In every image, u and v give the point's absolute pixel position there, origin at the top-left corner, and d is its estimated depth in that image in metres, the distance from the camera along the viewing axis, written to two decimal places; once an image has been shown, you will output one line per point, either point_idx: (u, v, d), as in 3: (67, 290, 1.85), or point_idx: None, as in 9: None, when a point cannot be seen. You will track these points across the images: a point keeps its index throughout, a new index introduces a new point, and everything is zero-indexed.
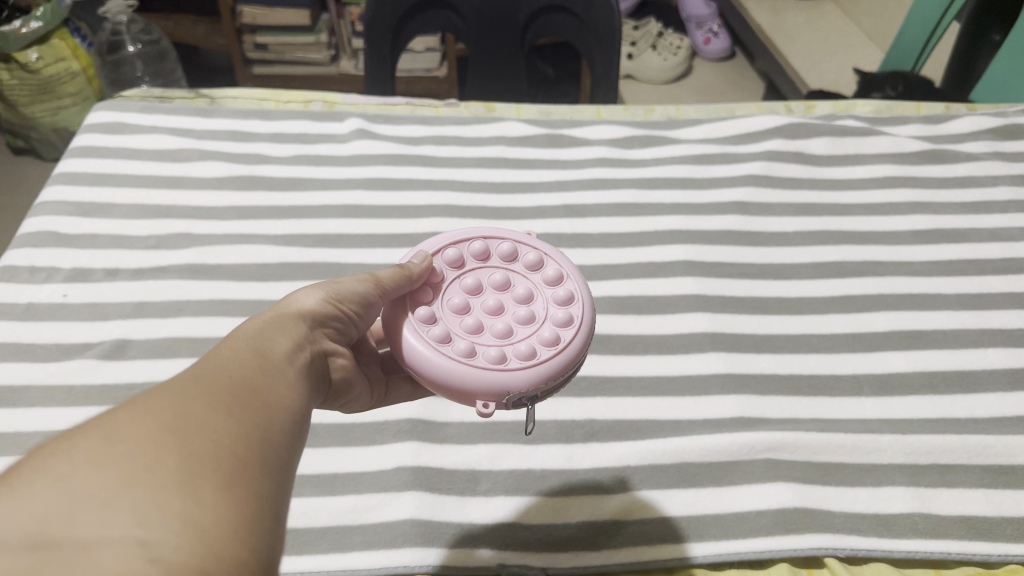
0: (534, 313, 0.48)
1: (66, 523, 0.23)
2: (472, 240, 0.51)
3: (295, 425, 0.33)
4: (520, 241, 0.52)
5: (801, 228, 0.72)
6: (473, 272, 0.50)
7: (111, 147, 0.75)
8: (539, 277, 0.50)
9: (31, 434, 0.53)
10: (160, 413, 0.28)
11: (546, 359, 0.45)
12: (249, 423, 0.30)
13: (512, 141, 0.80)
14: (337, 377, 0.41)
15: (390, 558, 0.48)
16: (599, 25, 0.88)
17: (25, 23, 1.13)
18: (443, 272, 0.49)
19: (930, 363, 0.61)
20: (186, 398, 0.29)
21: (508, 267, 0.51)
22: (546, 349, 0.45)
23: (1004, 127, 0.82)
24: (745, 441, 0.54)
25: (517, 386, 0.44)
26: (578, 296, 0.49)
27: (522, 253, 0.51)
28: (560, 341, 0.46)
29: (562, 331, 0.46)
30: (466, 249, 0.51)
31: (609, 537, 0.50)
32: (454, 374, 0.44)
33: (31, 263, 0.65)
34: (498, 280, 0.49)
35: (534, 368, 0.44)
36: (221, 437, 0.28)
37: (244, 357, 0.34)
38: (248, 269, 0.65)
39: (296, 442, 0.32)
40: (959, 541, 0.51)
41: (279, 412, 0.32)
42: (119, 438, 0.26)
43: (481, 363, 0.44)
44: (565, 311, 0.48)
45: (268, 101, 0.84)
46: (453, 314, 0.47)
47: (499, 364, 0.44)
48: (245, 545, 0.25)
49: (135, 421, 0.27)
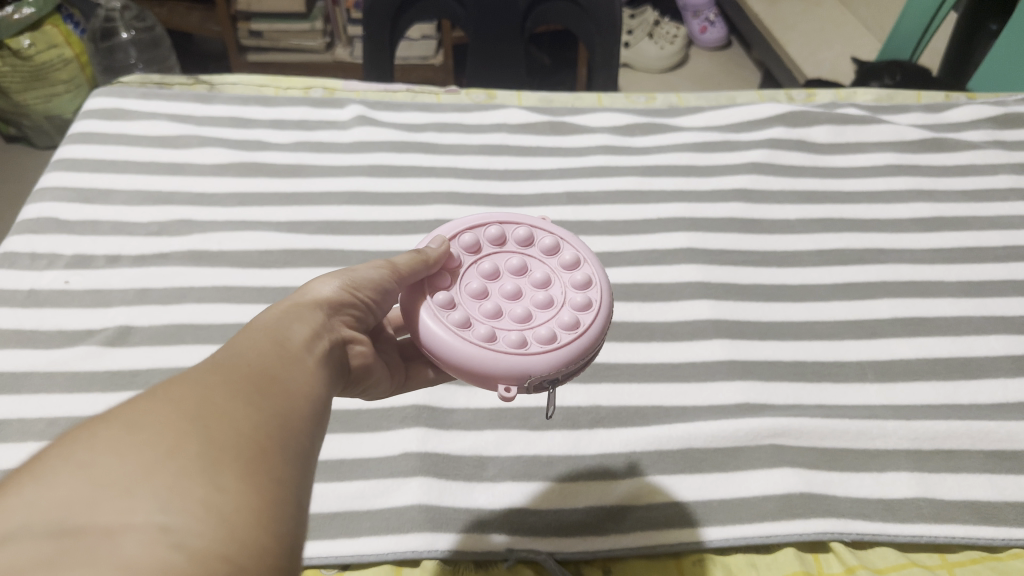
0: (552, 297, 0.48)
1: (89, 510, 0.23)
2: (489, 226, 0.51)
3: (315, 412, 0.32)
4: (536, 227, 0.52)
5: (804, 215, 0.72)
6: (489, 257, 0.50)
7: (109, 133, 0.74)
8: (556, 261, 0.50)
9: (36, 420, 0.53)
10: (180, 401, 0.27)
11: (567, 342, 0.44)
12: (268, 411, 0.30)
13: (514, 128, 0.79)
14: (356, 364, 0.41)
15: (399, 543, 0.48)
16: (600, 13, 0.87)
17: (18, 9, 1.12)
18: (460, 257, 0.49)
19: (933, 350, 0.62)
20: (206, 386, 0.29)
21: (525, 253, 0.50)
22: (566, 332, 0.45)
23: (1005, 115, 0.82)
24: (752, 427, 0.55)
25: (538, 370, 0.44)
26: (596, 280, 0.49)
27: (538, 238, 0.51)
28: (580, 325, 0.45)
29: (581, 314, 0.46)
30: (482, 235, 0.50)
31: (617, 522, 0.50)
32: (476, 359, 0.43)
33: (32, 250, 0.64)
34: (514, 264, 0.49)
35: (555, 352, 0.44)
36: (242, 424, 0.28)
37: (264, 346, 0.34)
38: (250, 256, 0.65)
39: (316, 432, 0.32)
40: (964, 525, 0.51)
41: (299, 399, 0.32)
42: (140, 426, 0.26)
43: (502, 347, 0.44)
44: (584, 295, 0.47)
45: (267, 88, 0.83)
46: (472, 299, 0.47)
47: (518, 349, 0.44)
48: (267, 530, 0.25)
49: (155, 410, 0.27)
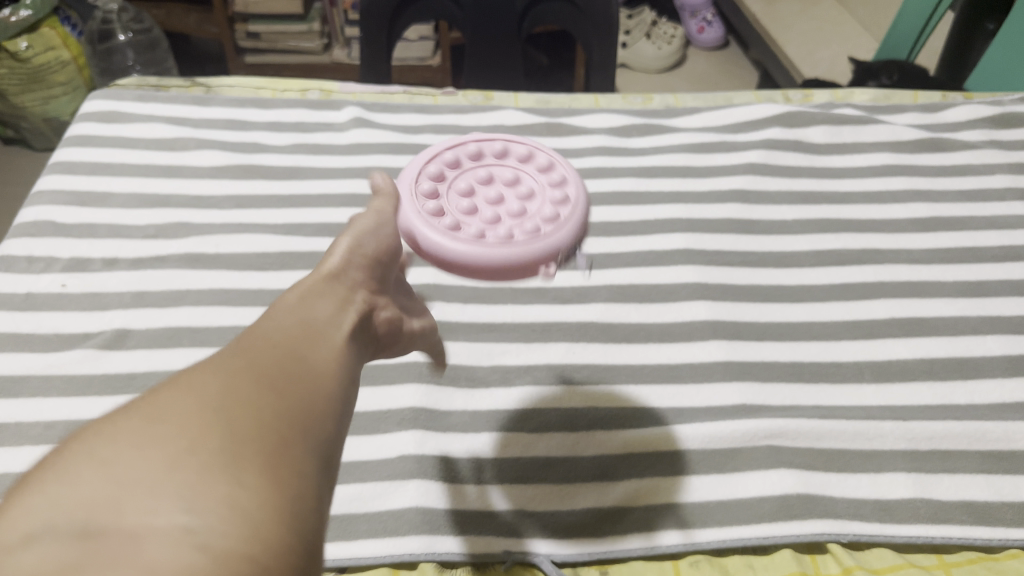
0: (531, 187, 0.48)
1: (111, 510, 0.22)
2: (440, 153, 0.49)
3: (340, 395, 0.31)
4: (480, 140, 0.51)
5: (801, 216, 0.72)
6: (457, 179, 0.48)
7: (106, 136, 0.74)
8: (514, 160, 0.50)
9: (33, 424, 0.53)
10: (202, 393, 0.27)
11: (569, 210, 0.46)
12: (291, 396, 0.29)
13: (511, 129, 0.79)
14: (383, 329, 0.41)
15: (396, 546, 0.48)
16: (597, 13, 0.86)
17: (15, 11, 1.13)
18: (431, 185, 0.47)
19: (929, 350, 0.62)
20: (227, 376, 0.28)
21: (484, 164, 0.50)
22: (560, 204, 0.46)
23: (1001, 115, 0.83)
24: (749, 428, 0.55)
25: (563, 238, 0.44)
26: (555, 163, 0.50)
27: (487, 148, 0.51)
28: (565, 196, 0.47)
29: (561, 189, 0.48)
30: (438, 163, 0.49)
31: (614, 523, 0.51)
32: (511, 255, 0.43)
33: (29, 253, 0.64)
34: (482, 174, 0.49)
35: (566, 220, 0.45)
36: (264, 414, 0.27)
37: (287, 328, 0.33)
38: (247, 258, 0.65)
39: (341, 416, 0.31)
40: (960, 526, 0.51)
41: (322, 381, 0.31)
42: (161, 421, 0.25)
43: (522, 235, 0.44)
44: (552, 176, 0.49)
45: (264, 90, 0.83)
46: (466, 213, 0.46)
47: (532, 236, 0.44)
48: (291, 528, 0.24)
49: (176, 402, 0.26)
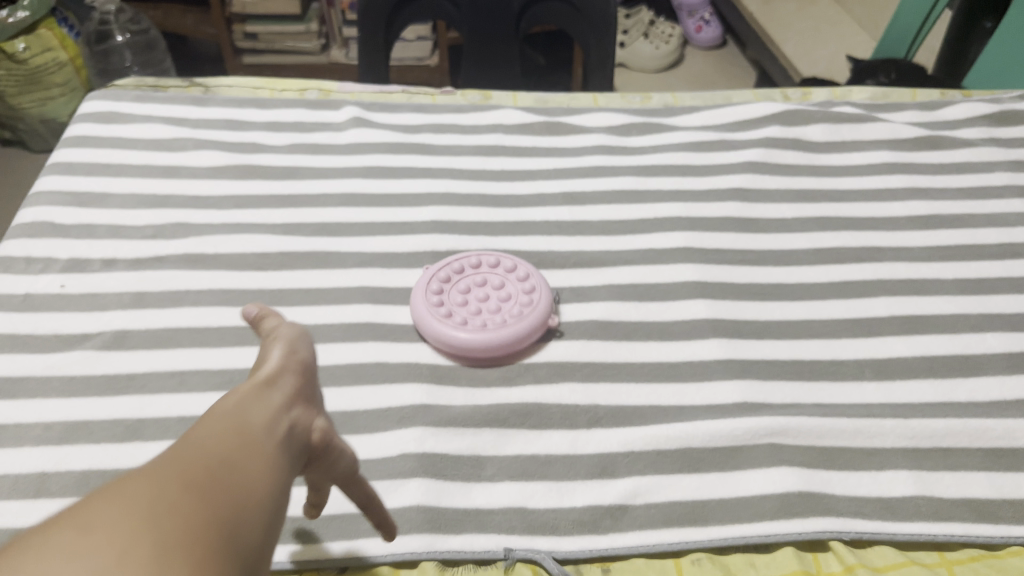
0: (499, 275, 0.64)
1: None
2: (422, 291, 0.62)
3: (277, 502, 0.29)
4: (435, 268, 0.63)
5: (800, 214, 0.72)
6: (448, 303, 0.61)
7: (105, 136, 0.74)
8: (473, 267, 0.64)
9: (32, 425, 0.53)
10: (133, 502, 0.24)
11: (531, 268, 0.64)
12: (226, 510, 0.26)
13: (510, 128, 0.79)
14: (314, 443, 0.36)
15: (397, 545, 0.48)
16: (594, 13, 0.87)
17: (12, 13, 1.12)
18: (434, 316, 0.60)
19: (930, 348, 0.62)
20: (161, 483, 0.25)
21: (455, 282, 0.63)
22: (523, 268, 0.64)
23: (999, 113, 0.83)
24: (750, 426, 0.55)
25: (545, 292, 0.62)
26: (496, 253, 0.65)
27: (444, 272, 0.63)
28: (520, 263, 0.65)
29: (515, 264, 0.65)
30: (424, 301, 0.61)
31: (615, 520, 0.50)
32: (529, 326, 0.60)
33: (27, 254, 0.64)
34: (459, 290, 0.62)
35: (535, 275, 0.64)
36: (197, 530, 0.25)
37: (224, 430, 0.30)
38: (247, 258, 0.65)
39: (273, 533, 0.28)
40: (962, 523, 0.51)
41: (259, 490, 0.29)
42: (88, 535, 0.23)
43: (524, 304, 0.61)
44: (501, 259, 0.65)
45: (262, 90, 0.83)
46: (477, 323, 0.60)
47: (530, 306, 0.61)
48: None
49: (105, 513, 0.23)
